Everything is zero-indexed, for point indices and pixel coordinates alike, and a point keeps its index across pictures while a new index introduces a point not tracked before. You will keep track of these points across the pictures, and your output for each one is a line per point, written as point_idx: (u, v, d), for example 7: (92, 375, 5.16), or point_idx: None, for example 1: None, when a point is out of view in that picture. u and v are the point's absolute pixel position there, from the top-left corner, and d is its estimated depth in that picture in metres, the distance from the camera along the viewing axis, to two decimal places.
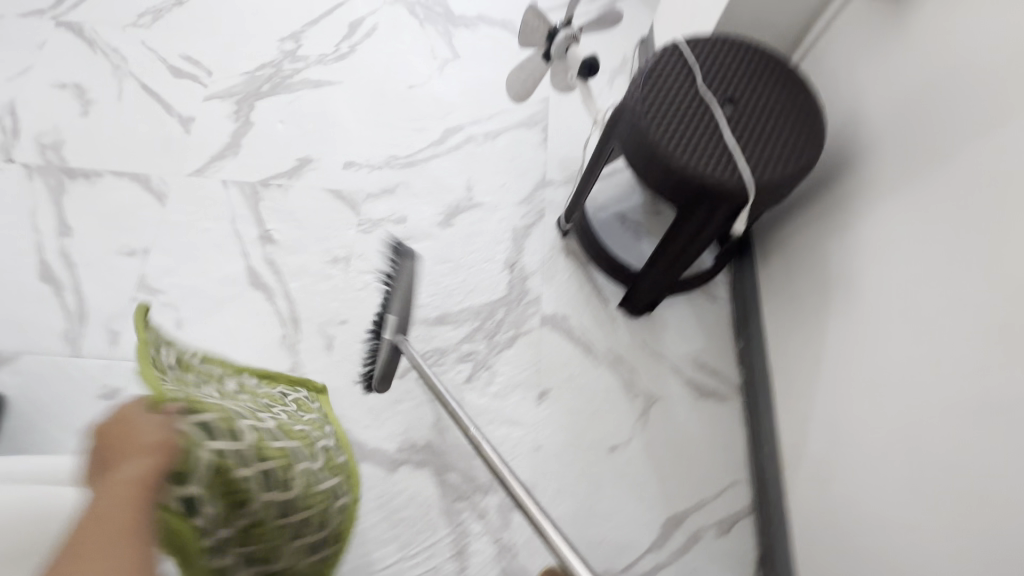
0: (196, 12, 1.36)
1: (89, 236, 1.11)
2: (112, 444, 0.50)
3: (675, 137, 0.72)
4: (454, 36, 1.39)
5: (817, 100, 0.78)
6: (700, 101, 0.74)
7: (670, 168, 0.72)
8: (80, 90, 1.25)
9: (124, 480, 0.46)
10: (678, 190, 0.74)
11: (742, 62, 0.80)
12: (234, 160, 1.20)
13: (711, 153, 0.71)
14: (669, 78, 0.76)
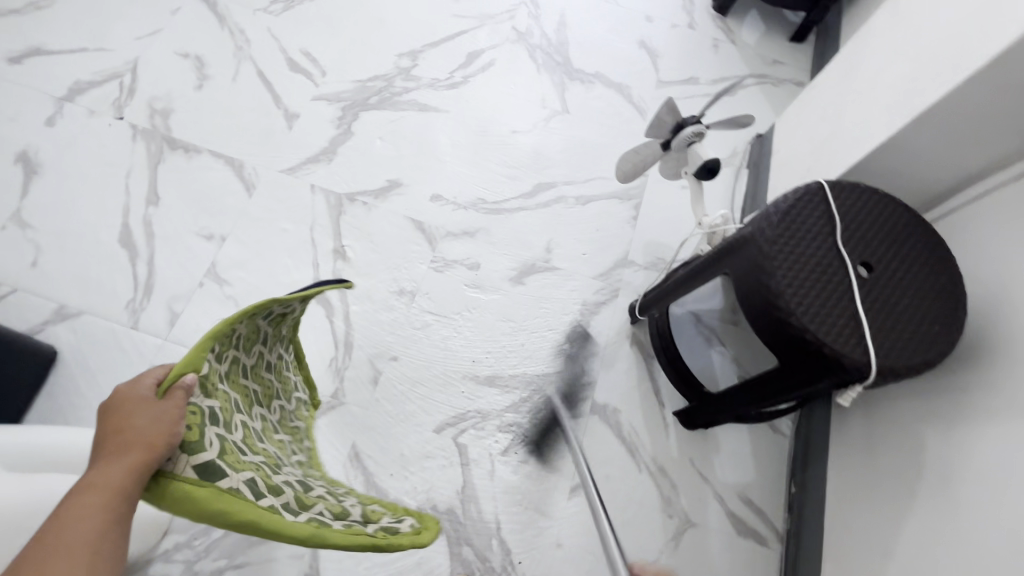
0: (325, 9, 1.37)
1: (174, 210, 1.13)
2: (116, 428, 0.53)
3: (800, 293, 0.67)
4: (567, 89, 1.37)
5: (960, 284, 0.71)
6: (834, 258, 0.69)
7: (787, 325, 0.67)
8: (200, 64, 1.28)
9: (106, 482, 0.49)
10: (788, 346, 0.69)
11: (886, 219, 0.73)
12: (327, 167, 1.20)
13: (835, 321, 0.66)
14: (805, 222, 0.71)
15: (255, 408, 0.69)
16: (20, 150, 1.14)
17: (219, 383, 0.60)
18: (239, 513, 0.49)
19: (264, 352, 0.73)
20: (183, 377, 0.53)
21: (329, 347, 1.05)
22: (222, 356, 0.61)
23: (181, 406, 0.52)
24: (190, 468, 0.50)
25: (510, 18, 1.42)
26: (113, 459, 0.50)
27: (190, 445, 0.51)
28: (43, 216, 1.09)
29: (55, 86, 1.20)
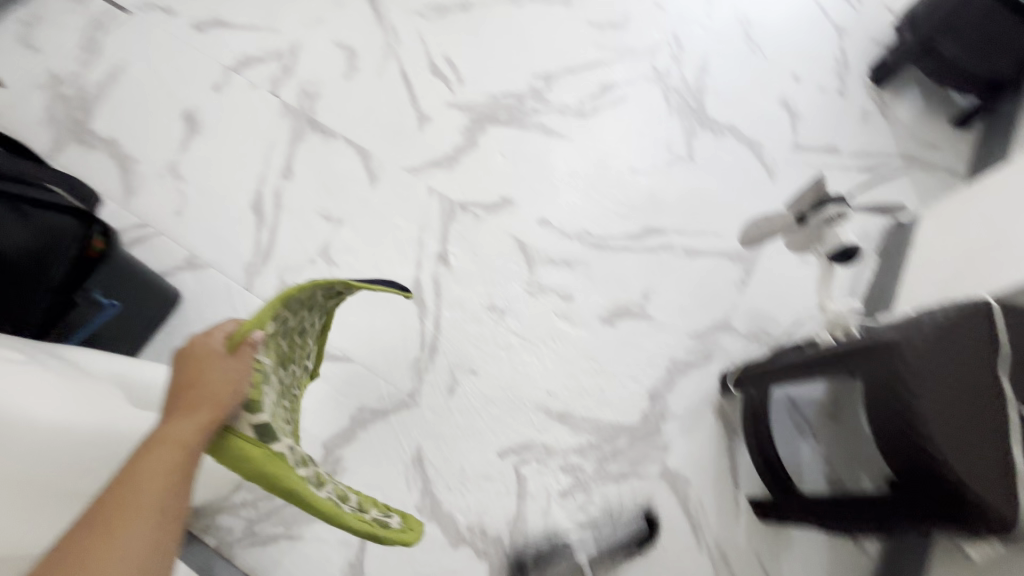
0: (473, 21, 1.42)
1: (304, 188, 1.20)
2: (185, 387, 0.55)
3: (948, 425, 0.64)
4: (696, 136, 1.33)
5: None
6: (995, 395, 0.65)
7: (929, 456, 0.63)
8: (352, 55, 1.36)
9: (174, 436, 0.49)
10: (920, 475, 0.65)
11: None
12: (447, 173, 1.23)
13: (983, 465, 0.63)
14: (966, 346, 0.66)
15: (278, 371, 0.66)
16: (189, 109, 1.26)
17: (271, 341, 0.62)
18: (272, 470, 0.53)
19: (305, 319, 0.70)
20: (252, 334, 0.58)
21: (415, 347, 1.08)
22: (279, 316, 0.62)
23: (252, 362, 0.57)
24: (249, 427, 0.55)
25: (651, 57, 1.41)
26: (185, 412, 0.52)
27: (250, 403, 0.55)
28: (194, 172, 1.20)
29: (227, 56, 1.32)
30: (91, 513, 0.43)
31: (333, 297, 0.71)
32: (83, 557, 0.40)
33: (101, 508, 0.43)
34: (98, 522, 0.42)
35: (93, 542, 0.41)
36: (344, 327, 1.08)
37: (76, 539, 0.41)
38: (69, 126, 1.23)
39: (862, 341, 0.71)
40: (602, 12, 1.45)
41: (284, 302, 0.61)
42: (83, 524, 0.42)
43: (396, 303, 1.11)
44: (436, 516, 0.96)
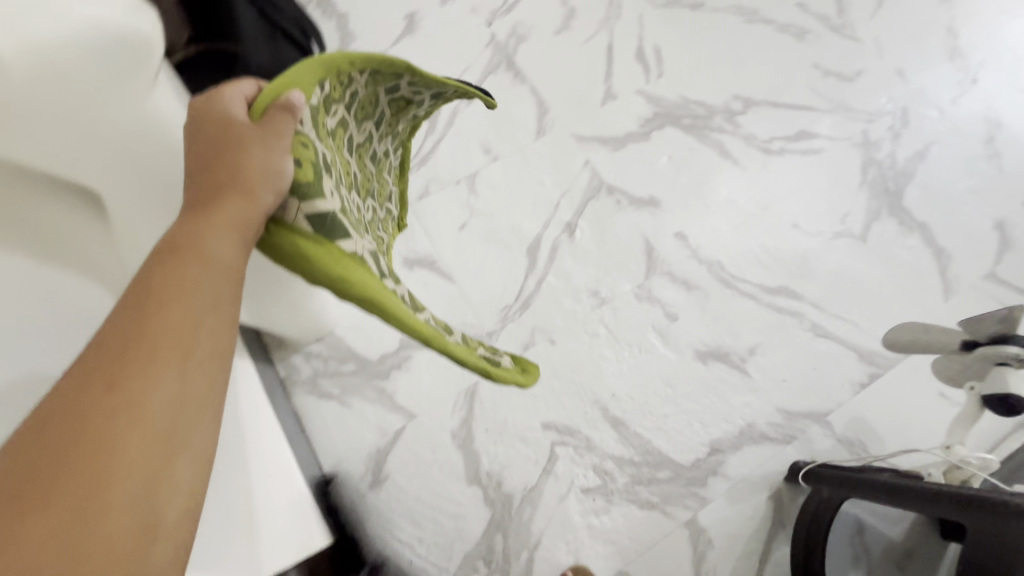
0: (697, 23, 1.38)
1: (476, 115, 1.26)
2: (217, 177, 0.41)
3: None
4: (880, 220, 1.20)
5: None
6: None
7: None
8: (571, 13, 1.38)
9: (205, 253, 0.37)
10: None
11: None
12: (609, 153, 1.23)
13: None
14: None
15: (365, 190, 0.55)
16: (413, 10, 1.36)
17: (327, 126, 0.45)
18: (355, 286, 0.35)
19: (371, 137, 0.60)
20: (291, 96, 0.38)
21: (511, 297, 1.11)
22: (331, 104, 0.46)
23: (292, 127, 0.38)
24: (303, 214, 0.36)
25: (866, 122, 1.28)
26: (210, 214, 0.39)
27: (304, 191, 0.37)
28: None
29: None
30: (100, 350, 0.33)
31: (402, 106, 0.64)
32: (81, 419, 0.31)
33: (109, 344, 0.34)
34: (100, 367, 0.33)
35: (100, 398, 0.32)
36: (459, 250, 1.14)
37: (83, 389, 0.32)
38: None
39: (975, 495, 0.64)
40: (834, 59, 1.35)
41: (331, 72, 0.44)
42: (88, 365, 0.33)
43: (512, 251, 1.14)
44: (464, 450, 1.00)
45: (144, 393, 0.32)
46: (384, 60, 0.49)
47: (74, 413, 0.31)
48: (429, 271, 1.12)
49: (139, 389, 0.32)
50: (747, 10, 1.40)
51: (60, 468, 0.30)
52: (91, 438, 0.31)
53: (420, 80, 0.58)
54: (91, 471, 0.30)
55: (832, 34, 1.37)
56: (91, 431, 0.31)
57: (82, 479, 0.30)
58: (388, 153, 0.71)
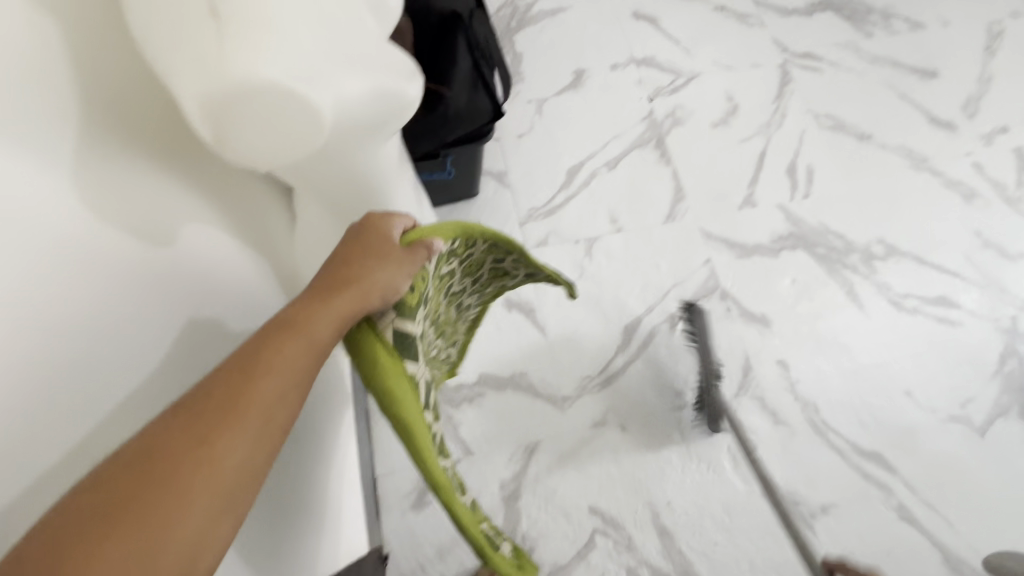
0: (860, 155, 1.34)
1: (613, 183, 1.28)
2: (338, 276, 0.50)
3: None
4: (1006, 417, 1.10)
5: None
6: None
7: None
8: (733, 110, 1.38)
9: (311, 336, 0.46)
10: None
11: None
12: (732, 258, 1.21)
13: None
14: None
15: (437, 323, 0.64)
16: (583, 68, 1.41)
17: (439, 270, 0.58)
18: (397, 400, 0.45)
19: (468, 289, 0.69)
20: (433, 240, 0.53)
21: (596, 368, 1.11)
22: (451, 256, 0.59)
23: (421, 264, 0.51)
24: (391, 330, 0.48)
25: (1018, 309, 1.19)
26: (323, 302, 0.47)
27: (406, 312, 0.50)
28: (551, 115, 1.35)
29: (639, 49, 1.44)
30: (196, 398, 0.40)
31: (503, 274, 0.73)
32: (181, 455, 0.37)
33: (223, 385, 0.41)
34: (195, 414, 0.39)
35: (192, 439, 0.38)
36: (559, 307, 1.15)
37: (178, 428, 0.38)
38: (501, 26, 1.46)
39: None
40: (998, 232, 1.26)
41: (459, 237, 0.57)
42: (185, 407, 0.39)
43: (610, 324, 1.14)
44: (507, 504, 1.01)
45: (227, 446, 0.39)
46: (500, 237, 0.60)
47: (162, 448, 0.37)
48: (525, 318, 1.14)
49: (223, 441, 0.39)
50: (916, 156, 1.35)
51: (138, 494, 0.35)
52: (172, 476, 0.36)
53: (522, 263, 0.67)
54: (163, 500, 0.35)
55: (1003, 207, 1.29)
56: (174, 467, 0.37)
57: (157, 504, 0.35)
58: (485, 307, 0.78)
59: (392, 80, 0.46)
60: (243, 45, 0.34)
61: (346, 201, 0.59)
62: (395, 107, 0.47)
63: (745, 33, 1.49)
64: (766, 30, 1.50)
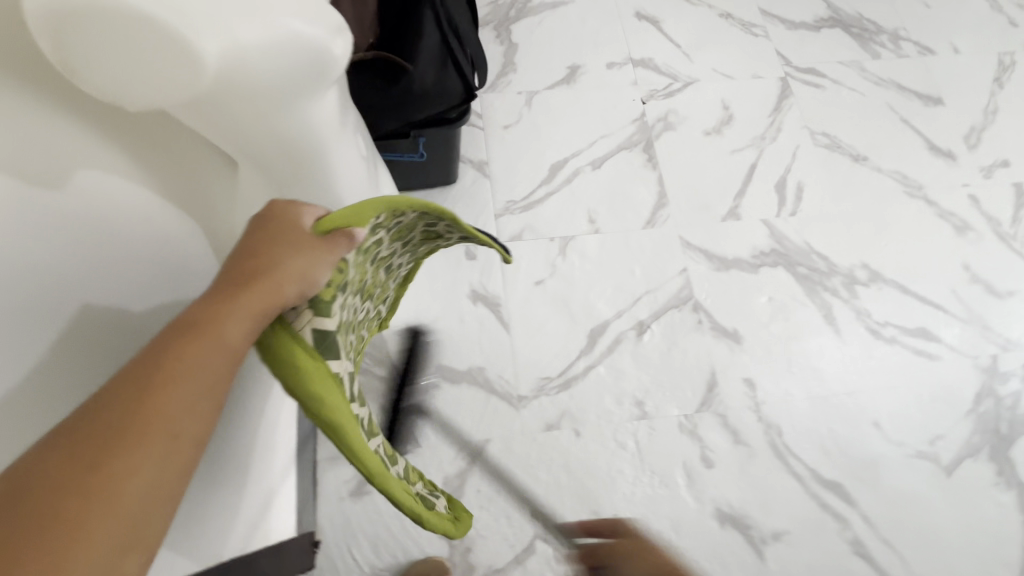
0: (853, 177, 1.30)
1: (596, 183, 1.25)
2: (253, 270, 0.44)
3: None
4: (976, 458, 1.06)
5: None
6: None
7: None
8: (727, 120, 1.34)
9: (218, 340, 0.41)
10: None
11: None
12: (710, 270, 1.18)
13: None
14: None
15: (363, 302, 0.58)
16: (578, 64, 1.38)
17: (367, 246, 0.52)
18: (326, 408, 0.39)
19: (399, 251, 0.64)
20: (354, 227, 0.47)
21: (556, 370, 1.07)
22: (378, 231, 0.53)
23: (341, 251, 0.46)
24: (309, 328, 0.43)
25: (1000, 348, 1.15)
26: (229, 300, 0.42)
27: (323, 304, 0.44)
28: (540, 108, 1.32)
29: (637, 49, 1.41)
30: (98, 410, 0.38)
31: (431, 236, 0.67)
32: (79, 480, 0.35)
33: (123, 402, 0.38)
34: (99, 428, 0.37)
35: (101, 450, 0.36)
36: (526, 304, 1.12)
37: (82, 440, 0.36)
38: (499, 14, 1.43)
39: None
40: (988, 268, 1.22)
41: (386, 210, 0.51)
42: (89, 420, 0.37)
43: (576, 326, 1.11)
44: None
45: (139, 453, 0.37)
46: (432, 207, 0.55)
47: (69, 462, 0.35)
48: (489, 312, 1.11)
49: (134, 449, 0.37)
50: (911, 183, 1.31)
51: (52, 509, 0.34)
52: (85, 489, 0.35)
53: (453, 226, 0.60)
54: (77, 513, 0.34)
55: (995, 243, 1.25)
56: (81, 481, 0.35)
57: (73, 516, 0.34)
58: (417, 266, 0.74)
59: (299, 22, 0.45)
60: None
61: (280, 164, 0.56)
62: (307, 53, 0.46)
63: (748, 42, 1.45)
64: (770, 42, 1.46)
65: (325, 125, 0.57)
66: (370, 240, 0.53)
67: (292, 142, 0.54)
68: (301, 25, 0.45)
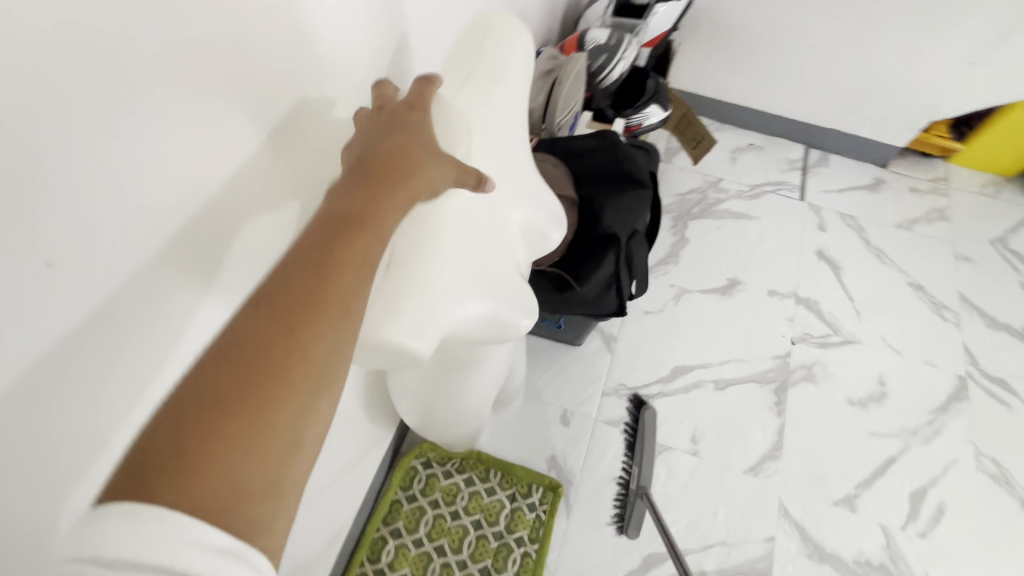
0: (1015, 528, 1.11)
1: (713, 404, 1.23)
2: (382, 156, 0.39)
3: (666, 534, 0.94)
4: None
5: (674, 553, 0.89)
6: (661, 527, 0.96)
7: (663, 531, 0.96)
8: (879, 396, 1.25)
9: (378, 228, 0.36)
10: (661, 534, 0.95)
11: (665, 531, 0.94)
12: (800, 552, 1.07)
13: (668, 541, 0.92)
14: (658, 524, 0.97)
15: (459, 532, 1.06)
16: (740, 280, 1.40)
17: (412, 526, 1.06)
18: None
19: (458, 492, 1.10)
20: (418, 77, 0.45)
21: None
22: (410, 507, 1.08)
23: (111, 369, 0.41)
24: (365, 569, 1.00)
25: None
26: (385, 185, 0.38)
27: (367, 561, 1.01)
28: (687, 307, 1.36)
29: (806, 286, 1.40)
30: (227, 354, 0.29)
31: (475, 476, 1.12)
32: (245, 380, 0.29)
33: (268, 315, 0.31)
34: (228, 383, 0.29)
35: (264, 406, 0.29)
36: (595, 495, 1.12)
37: (227, 392, 0.29)
38: (682, 207, 1.52)
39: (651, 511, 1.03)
40: None
41: (398, 488, 1.09)
42: (211, 366, 0.29)
43: (635, 542, 1.08)
44: None
45: (313, 413, 0.31)
46: (401, 475, 1.10)
47: (202, 433, 0.27)
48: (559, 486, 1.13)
49: (303, 390, 0.30)
50: None
51: (252, 496, 0.28)
52: (262, 464, 0.29)
53: (430, 464, 1.13)
54: (258, 468, 0.29)
55: None
56: (261, 452, 0.29)
57: (254, 474, 0.28)
58: (493, 491, 1.11)
59: (512, 308, 0.55)
60: (379, 319, 0.44)
61: (446, 365, 0.68)
62: (507, 329, 0.56)
63: (933, 323, 1.35)
64: (960, 332, 1.34)
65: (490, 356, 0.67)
66: (411, 511, 1.07)
67: (465, 358, 0.66)
68: (509, 309, 0.54)
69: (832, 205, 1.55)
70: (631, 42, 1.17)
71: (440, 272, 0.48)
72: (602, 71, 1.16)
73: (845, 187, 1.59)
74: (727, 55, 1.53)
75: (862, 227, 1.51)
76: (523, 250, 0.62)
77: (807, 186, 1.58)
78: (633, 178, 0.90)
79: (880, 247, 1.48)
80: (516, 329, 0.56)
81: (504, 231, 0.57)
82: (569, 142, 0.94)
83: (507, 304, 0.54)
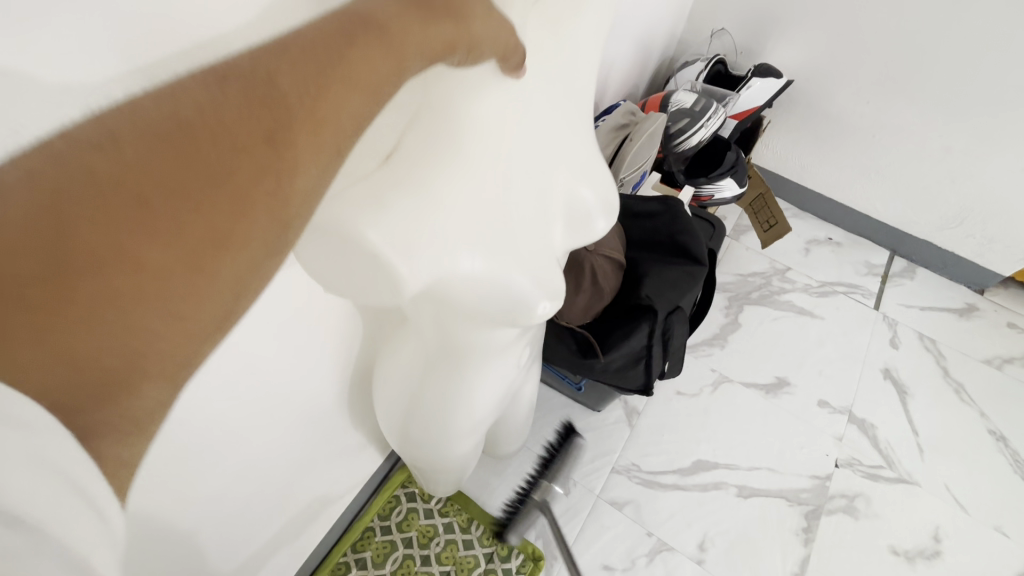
0: None
1: (731, 512, 1.10)
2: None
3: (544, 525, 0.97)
4: None
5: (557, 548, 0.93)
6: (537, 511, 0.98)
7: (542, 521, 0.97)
8: (930, 554, 1.08)
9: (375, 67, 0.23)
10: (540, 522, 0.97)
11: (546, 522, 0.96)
12: None
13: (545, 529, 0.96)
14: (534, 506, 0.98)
15: None
16: (789, 381, 1.28)
17: (378, 560, 0.99)
18: None
19: (434, 536, 1.03)
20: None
21: None
22: (381, 538, 1.01)
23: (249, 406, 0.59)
24: None
25: None
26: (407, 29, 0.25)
27: None
28: (724, 396, 1.24)
29: (864, 405, 1.25)
30: (72, 123, 0.15)
31: (456, 523, 1.05)
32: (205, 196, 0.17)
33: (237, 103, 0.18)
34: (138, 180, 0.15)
35: (163, 272, 0.16)
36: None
37: (67, 218, 0.14)
38: (741, 289, 1.42)
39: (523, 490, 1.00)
40: None
41: (374, 515, 1.04)
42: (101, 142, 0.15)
43: None
44: None
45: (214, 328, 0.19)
46: (381, 501, 1.05)
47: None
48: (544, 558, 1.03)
49: (232, 268, 0.18)
50: None
51: (72, 418, 0.16)
52: (110, 389, 0.16)
53: (413, 497, 1.07)
54: (164, 344, 0.17)
55: None
56: (133, 373, 0.17)
57: (139, 353, 0.16)
58: (470, 545, 1.03)
59: (523, 276, 0.44)
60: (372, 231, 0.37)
61: (442, 353, 0.55)
62: (513, 303, 0.45)
63: (1010, 483, 1.17)
64: None
65: (494, 352, 0.53)
66: (382, 544, 1.01)
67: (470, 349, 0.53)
68: (517, 276, 0.44)
69: (911, 322, 1.40)
70: (717, 110, 1.12)
71: (449, 194, 0.40)
72: (681, 134, 1.11)
73: (929, 305, 1.44)
74: (821, 143, 1.44)
75: (943, 354, 1.35)
76: (561, 227, 0.49)
77: (885, 296, 1.44)
78: (689, 253, 0.83)
79: (960, 381, 1.31)
80: (523, 308, 0.46)
81: (543, 185, 0.46)
82: (632, 204, 0.89)
83: (515, 268, 0.44)
